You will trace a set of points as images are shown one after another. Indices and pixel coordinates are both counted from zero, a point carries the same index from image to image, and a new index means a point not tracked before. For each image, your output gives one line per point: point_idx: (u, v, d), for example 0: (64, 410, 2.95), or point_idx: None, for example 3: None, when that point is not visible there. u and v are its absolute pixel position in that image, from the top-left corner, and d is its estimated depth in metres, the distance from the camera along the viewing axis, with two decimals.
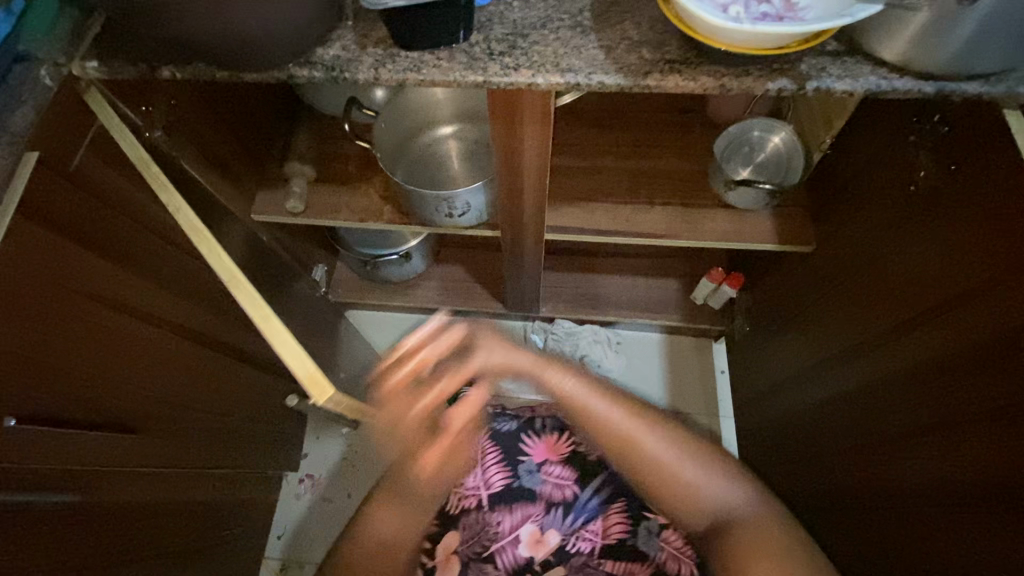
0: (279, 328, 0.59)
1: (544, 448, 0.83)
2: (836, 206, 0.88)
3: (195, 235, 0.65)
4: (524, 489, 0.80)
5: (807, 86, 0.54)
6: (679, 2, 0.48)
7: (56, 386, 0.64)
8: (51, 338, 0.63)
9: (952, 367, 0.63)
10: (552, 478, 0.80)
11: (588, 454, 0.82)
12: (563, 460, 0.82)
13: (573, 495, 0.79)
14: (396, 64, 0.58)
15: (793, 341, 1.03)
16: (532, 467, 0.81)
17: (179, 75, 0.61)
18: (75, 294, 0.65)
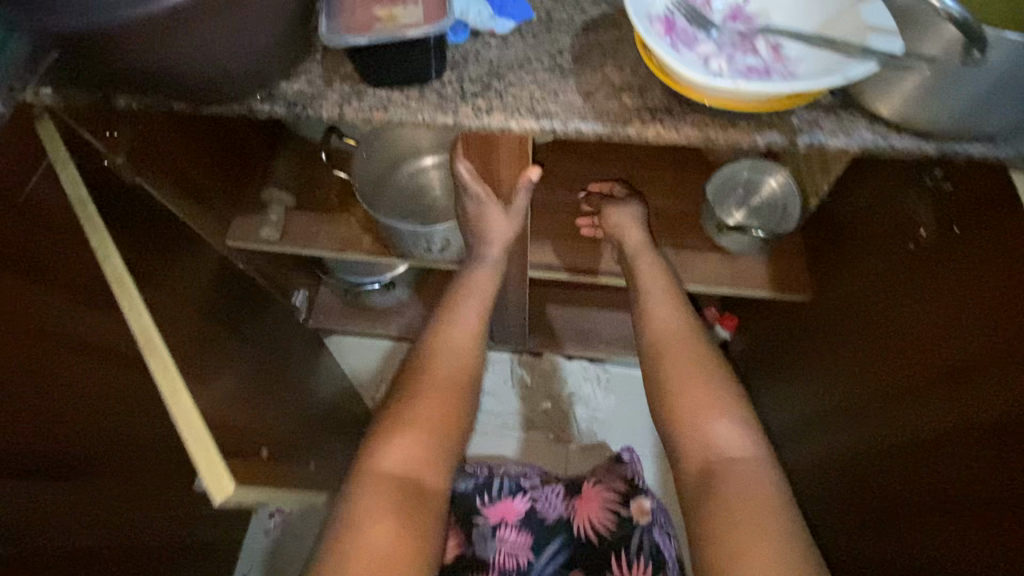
0: (188, 408, 0.56)
1: (499, 510, 0.88)
2: (833, 254, 0.84)
3: (116, 286, 0.59)
4: (478, 557, 0.83)
5: (797, 141, 0.50)
6: (656, 53, 0.44)
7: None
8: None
9: (949, 445, 0.58)
10: (507, 545, 0.85)
11: (545, 517, 0.89)
12: (519, 524, 0.87)
13: (527, 562, 0.85)
14: (362, 101, 0.55)
15: (787, 391, 0.98)
16: (488, 534, 0.85)
17: (134, 104, 0.58)
18: (18, 330, 0.60)
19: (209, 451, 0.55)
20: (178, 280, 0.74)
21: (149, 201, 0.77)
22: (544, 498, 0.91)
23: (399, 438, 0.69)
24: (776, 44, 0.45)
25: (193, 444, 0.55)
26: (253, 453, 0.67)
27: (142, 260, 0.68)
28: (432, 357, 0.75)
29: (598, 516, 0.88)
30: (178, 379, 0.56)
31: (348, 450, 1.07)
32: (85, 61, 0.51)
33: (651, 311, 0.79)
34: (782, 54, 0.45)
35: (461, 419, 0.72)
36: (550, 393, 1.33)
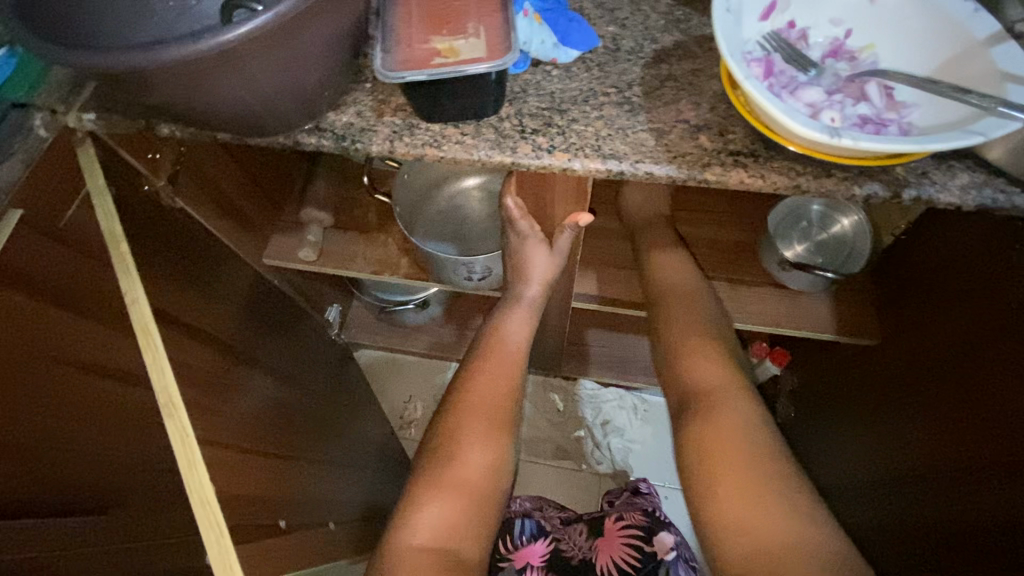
0: (202, 485, 0.55)
1: (523, 554, 0.86)
2: (907, 298, 0.77)
3: (140, 333, 0.58)
4: None
5: (901, 194, 0.45)
6: (753, 102, 0.39)
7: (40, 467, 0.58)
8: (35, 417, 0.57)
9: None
10: None
11: (570, 558, 0.85)
12: (543, 567, 0.84)
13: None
14: (414, 136, 0.51)
15: (846, 440, 0.91)
16: None
17: (177, 133, 0.56)
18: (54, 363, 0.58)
19: (224, 537, 0.54)
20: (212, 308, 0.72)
21: (185, 224, 0.75)
22: (568, 538, 0.88)
23: (432, 506, 0.66)
24: (888, 87, 0.40)
25: (203, 525, 0.54)
26: (263, 527, 0.65)
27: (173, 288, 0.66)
28: (463, 411, 0.71)
29: (624, 555, 0.84)
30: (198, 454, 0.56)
31: (376, 476, 1.04)
32: (129, 93, 0.48)
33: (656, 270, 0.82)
34: (895, 101, 0.39)
35: (492, 487, 0.68)
36: (584, 421, 1.28)
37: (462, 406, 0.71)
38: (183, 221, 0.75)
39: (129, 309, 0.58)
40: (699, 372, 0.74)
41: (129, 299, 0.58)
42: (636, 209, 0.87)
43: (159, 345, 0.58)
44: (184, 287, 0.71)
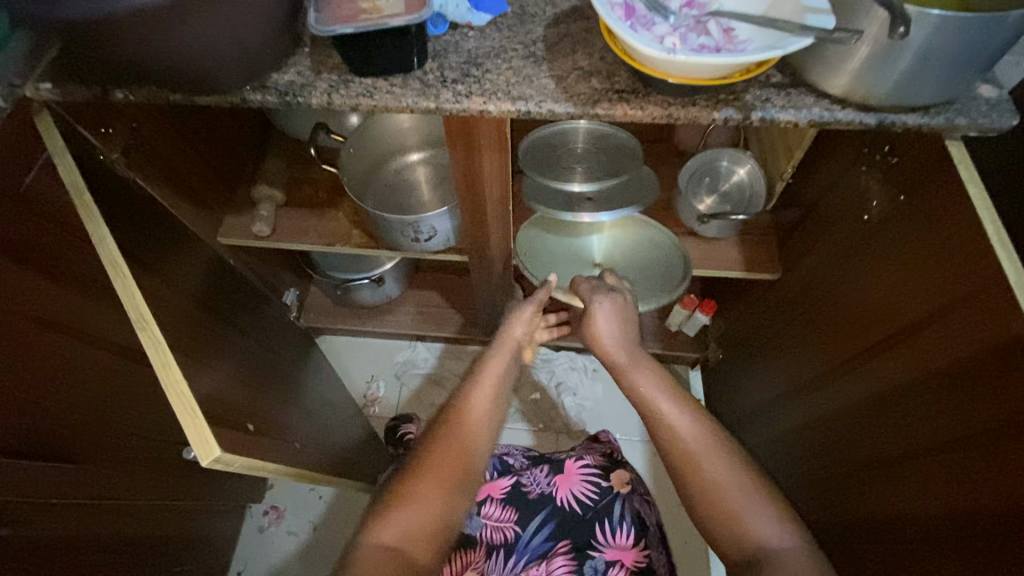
0: (177, 380, 0.59)
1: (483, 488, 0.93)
2: (800, 232, 0.89)
3: (108, 268, 0.62)
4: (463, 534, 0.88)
5: (751, 116, 0.55)
6: (619, 36, 0.49)
7: (12, 413, 0.63)
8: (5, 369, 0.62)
9: (920, 400, 0.61)
10: (492, 520, 0.89)
11: (529, 491, 0.92)
12: (503, 500, 0.91)
13: (514, 534, 0.88)
14: (349, 89, 0.59)
15: (766, 370, 1.02)
16: (473, 511, 0.91)
17: (132, 97, 0.62)
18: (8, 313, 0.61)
19: (197, 416, 0.59)
20: (173, 272, 0.77)
21: (142, 196, 0.79)
22: (530, 475, 0.95)
23: (404, 525, 0.63)
24: (727, 26, 0.50)
25: (181, 413, 0.58)
26: (241, 428, 0.69)
27: (137, 250, 0.71)
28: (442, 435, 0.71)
29: (582, 489, 0.92)
30: (170, 354, 0.60)
31: (342, 442, 1.09)
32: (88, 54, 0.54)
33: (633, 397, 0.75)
34: (732, 36, 0.50)
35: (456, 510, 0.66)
36: (539, 384, 1.37)
37: (455, 419, 0.72)
38: (141, 193, 0.79)
39: (97, 248, 0.62)
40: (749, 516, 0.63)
41: (97, 236, 0.62)
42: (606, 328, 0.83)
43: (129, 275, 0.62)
44: (154, 248, 0.75)
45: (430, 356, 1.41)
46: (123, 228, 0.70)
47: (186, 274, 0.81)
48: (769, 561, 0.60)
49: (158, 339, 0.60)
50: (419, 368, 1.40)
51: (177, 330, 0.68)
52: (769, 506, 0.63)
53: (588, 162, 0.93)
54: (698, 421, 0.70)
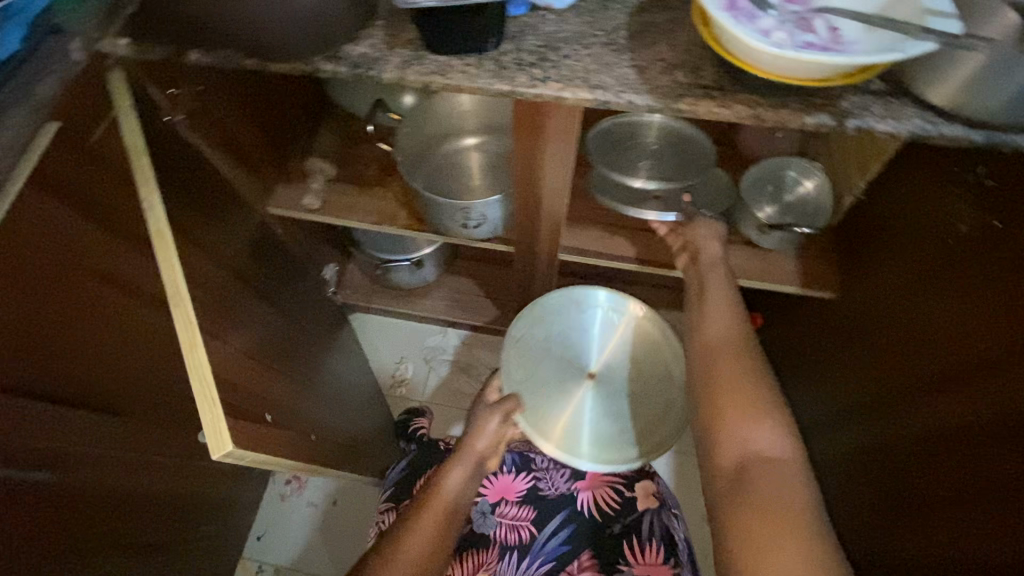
0: (201, 363, 0.59)
1: (499, 489, 0.92)
2: (868, 251, 0.85)
3: (154, 236, 0.61)
4: (476, 534, 0.88)
5: (846, 123, 0.52)
6: (720, 26, 0.46)
7: (64, 362, 0.64)
8: (62, 317, 0.62)
9: (981, 437, 0.58)
10: (506, 521, 0.89)
11: (547, 493, 0.91)
12: (518, 500, 0.90)
13: (530, 535, 0.87)
14: (422, 66, 0.57)
15: (812, 392, 0.99)
16: (487, 510, 0.90)
17: (204, 59, 0.62)
18: (62, 261, 0.61)
19: (214, 407, 0.58)
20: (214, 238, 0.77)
21: (199, 159, 0.79)
22: (547, 477, 0.93)
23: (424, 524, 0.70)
24: (834, 24, 0.47)
25: (200, 399, 0.58)
26: (257, 418, 0.67)
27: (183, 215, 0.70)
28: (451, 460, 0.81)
29: (604, 494, 0.91)
30: (198, 335, 0.59)
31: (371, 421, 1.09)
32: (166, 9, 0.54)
33: (705, 315, 0.76)
34: (838, 35, 0.47)
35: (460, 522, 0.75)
36: None
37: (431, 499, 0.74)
38: (198, 156, 0.79)
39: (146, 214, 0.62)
40: (760, 439, 0.64)
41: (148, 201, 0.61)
42: (706, 245, 0.84)
43: (172, 246, 0.61)
44: (197, 213, 0.75)
45: (460, 344, 1.41)
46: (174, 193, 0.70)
47: (229, 240, 0.81)
48: (760, 462, 0.62)
49: (188, 314, 0.60)
50: (449, 355, 1.40)
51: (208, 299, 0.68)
52: (784, 432, 0.64)
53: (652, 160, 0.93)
54: (750, 358, 0.70)
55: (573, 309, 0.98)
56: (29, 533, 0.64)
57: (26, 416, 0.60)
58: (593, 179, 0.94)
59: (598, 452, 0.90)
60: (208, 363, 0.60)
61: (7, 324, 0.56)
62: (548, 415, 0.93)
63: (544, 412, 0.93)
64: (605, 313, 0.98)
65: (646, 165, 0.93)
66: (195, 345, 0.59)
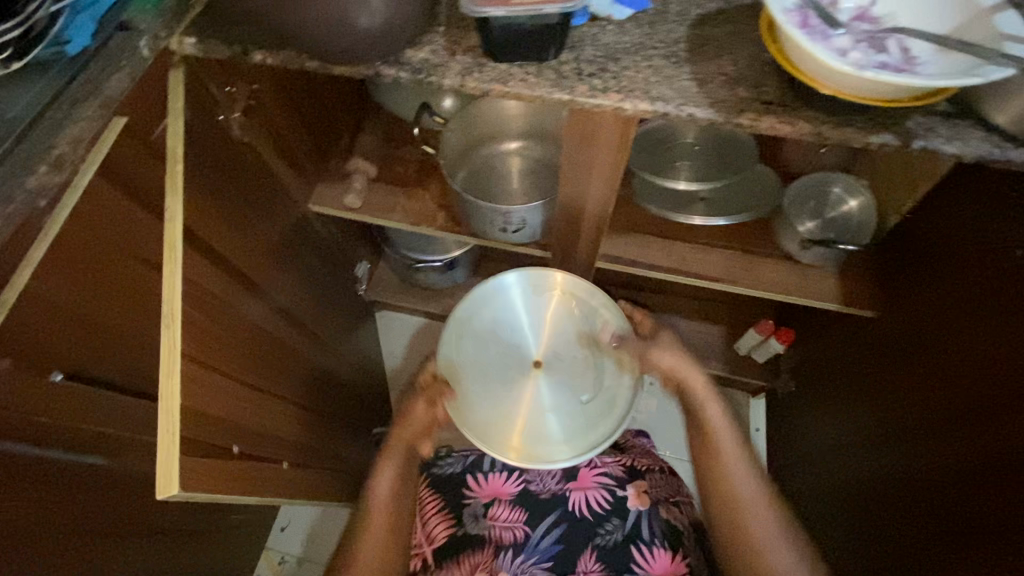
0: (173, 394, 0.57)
1: (488, 492, 0.90)
2: (909, 273, 0.84)
3: (165, 252, 0.60)
4: (469, 535, 0.86)
5: (911, 144, 0.51)
6: (796, 43, 0.46)
7: (121, 350, 0.66)
8: (122, 307, 0.64)
9: (954, 554, 0.65)
10: (499, 521, 0.86)
11: (539, 493, 0.89)
12: (510, 501, 0.89)
13: (523, 533, 0.85)
14: (483, 73, 0.58)
15: (844, 411, 0.97)
16: (479, 512, 0.88)
17: (268, 60, 0.63)
18: (125, 253, 0.63)
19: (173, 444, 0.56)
20: (254, 234, 0.79)
21: (254, 157, 0.81)
22: (538, 478, 0.91)
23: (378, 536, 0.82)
24: (905, 45, 0.47)
25: (163, 434, 0.56)
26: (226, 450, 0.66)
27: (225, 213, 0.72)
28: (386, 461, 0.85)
29: (596, 494, 0.89)
30: (177, 364, 0.58)
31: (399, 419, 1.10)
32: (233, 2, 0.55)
33: (706, 440, 0.83)
34: (910, 56, 0.47)
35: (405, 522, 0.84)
36: None
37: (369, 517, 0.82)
38: (254, 155, 0.80)
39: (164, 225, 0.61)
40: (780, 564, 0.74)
41: (168, 215, 0.61)
42: (683, 369, 0.87)
43: (179, 264, 0.60)
44: (244, 209, 0.76)
45: None
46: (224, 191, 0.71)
47: (268, 237, 0.83)
48: None
49: (173, 340, 0.58)
50: None
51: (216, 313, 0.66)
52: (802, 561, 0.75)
53: (694, 162, 0.97)
54: (757, 485, 0.80)
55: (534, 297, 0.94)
56: (80, 514, 0.66)
57: (83, 400, 0.62)
58: (637, 180, 0.97)
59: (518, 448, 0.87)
60: (180, 396, 0.58)
61: (74, 314, 0.58)
62: (472, 398, 0.90)
63: (472, 401, 0.90)
64: (566, 307, 0.93)
65: (687, 165, 0.96)
66: (172, 374, 0.58)
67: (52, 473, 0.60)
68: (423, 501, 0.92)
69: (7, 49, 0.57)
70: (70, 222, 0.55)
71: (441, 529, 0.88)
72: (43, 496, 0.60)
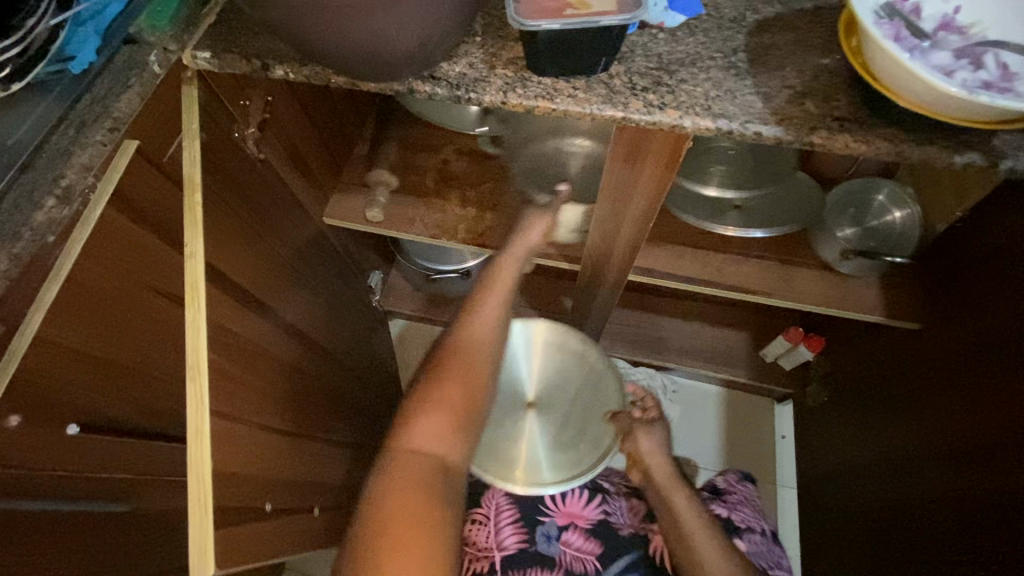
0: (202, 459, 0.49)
1: (566, 513, 0.82)
2: (958, 284, 0.80)
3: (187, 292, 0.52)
4: (540, 555, 0.77)
5: (999, 164, 0.47)
6: (894, 59, 0.42)
7: (142, 391, 0.61)
8: (143, 344, 0.59)
9: None
10: (572, 548, 0.79)
11: (617, 527, 0.82)
12: (588, 529, 0.81)
13: (595, 569, 0.77)
14: (527, 89, 0.54)
15: (891, 426, 0.94)
16: (552, 533, 0.80)
17: (290, 74, 0.58)
18: (143, 289, 0.58)
19: (206, 515, 0.48)
20: (277, 257, 0.74)
21: (272, 173, 0.76)
22: (618, 512, 0.84)
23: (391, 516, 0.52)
24: (1002, 60, 0.43)
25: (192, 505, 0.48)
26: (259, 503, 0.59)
27: (247, 235, 0.67)
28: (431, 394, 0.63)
29: None
30: (206, 424, 0.49)
31: None
32: (255, 13, 0.50)
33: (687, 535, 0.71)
34: (1010, 73, 0.42)
35: (499, 345, 0.67)
36: None
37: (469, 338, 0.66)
38: (271, 171, 0.75)
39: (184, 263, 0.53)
40: None
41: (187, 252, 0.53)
42: (654, 458, 0.80)
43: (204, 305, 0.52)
44: (266, 230, 0.72)
45: None
46: (243, 216, 0.67)
47: (289, 257, 0.78)
48: None
49: (201, 395, 0.50)
50: None
51: (239, 356, 0.59)
52: None
53: (730, 166, 0.92)
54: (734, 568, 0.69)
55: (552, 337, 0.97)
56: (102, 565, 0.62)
57: (103, 447, 0.57)
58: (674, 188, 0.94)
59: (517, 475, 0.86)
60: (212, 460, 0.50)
61: (90, 358, 0.53)
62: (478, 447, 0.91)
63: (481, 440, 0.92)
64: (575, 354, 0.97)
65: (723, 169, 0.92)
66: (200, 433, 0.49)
67: (71, 527, 0.56)
68: (495, 507, 0.82)
69: (8, 67, 0.51)
70: (83, 260, 0.50)
71: (514, 538, 0.79)
72: (62, 552, 0.56)
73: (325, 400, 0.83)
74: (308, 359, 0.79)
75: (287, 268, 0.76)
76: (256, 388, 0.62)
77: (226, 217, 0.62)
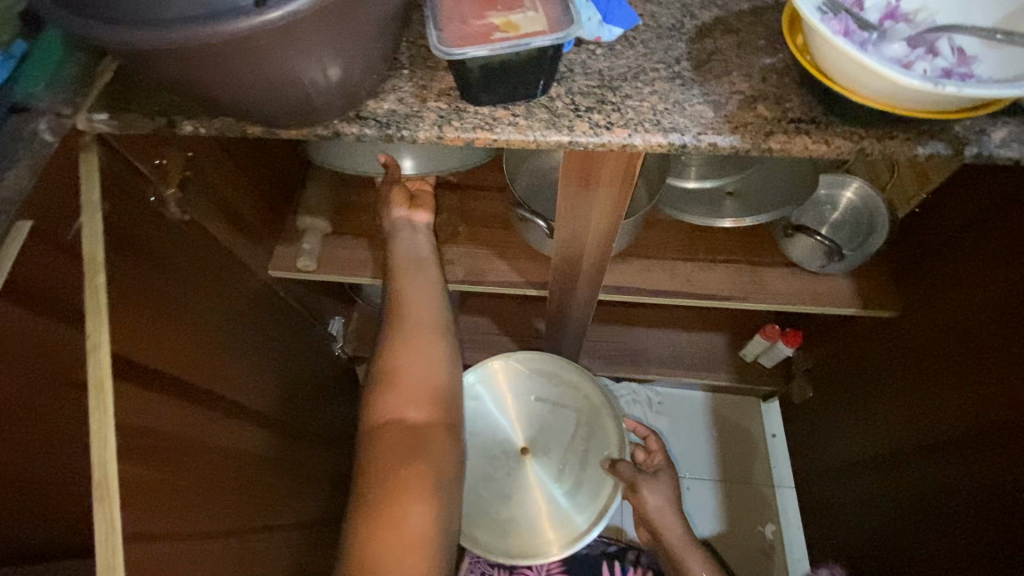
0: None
1: None
2: (930, 266, 0.79)
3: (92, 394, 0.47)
4: None
5: (964, 151, 0.45)
6: (850, 55, 0.39)
7: (67, 506, 0.52)
8: (60, 453, 0.51)
9: None
10: None
11: None
12: None
13: None
14: (463, 120, 0.49)
15: (883, 417, 0.91)
16: None
17: (202, 129, 0.53)
18: (59, 387, 0.50)
19: None
20: (213, 326, 0.67)
21: (203, 235, 0.70)
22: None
23: (403, 561, 0.55)
24: (956, 44, 0.41)
25: None
26: None
27: (168, 308, 0.59)
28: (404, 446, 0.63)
29: None
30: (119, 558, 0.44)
31: None
32: (147, 69, 0.44)
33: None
34: (966, 57, 0.41)
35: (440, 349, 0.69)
36: None
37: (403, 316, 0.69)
38: (202, 233, 0.69)
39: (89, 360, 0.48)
40: None
41: (89, 345, 0.48)
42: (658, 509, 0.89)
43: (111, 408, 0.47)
44: (193, 293, 0.65)
45: None
46: (165, 287, 0.60)
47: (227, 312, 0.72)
48: None
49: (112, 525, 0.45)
50: None
51: (156, 448, 0.53)
52: None
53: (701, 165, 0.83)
54: None
55: (538, 378, 0.99)
56: None
57: None
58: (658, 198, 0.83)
59: (545, 540, 0.90)
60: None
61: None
62: (497, 517, 0.92)
63: (496, 511, 0.93)
64: (570, 393, 0.99)
65: (696, 172, 0.83)
66: (114, 553, 0.45)
67: None
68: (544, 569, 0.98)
69: None
70: None
71: None
72: None
73: (280, 476, 0.75)
74: (254, 429, 0.71)
75: (224, 336, 0.69)
76: (182, 484, 0.55)
77: (140, 295, 0.55)
